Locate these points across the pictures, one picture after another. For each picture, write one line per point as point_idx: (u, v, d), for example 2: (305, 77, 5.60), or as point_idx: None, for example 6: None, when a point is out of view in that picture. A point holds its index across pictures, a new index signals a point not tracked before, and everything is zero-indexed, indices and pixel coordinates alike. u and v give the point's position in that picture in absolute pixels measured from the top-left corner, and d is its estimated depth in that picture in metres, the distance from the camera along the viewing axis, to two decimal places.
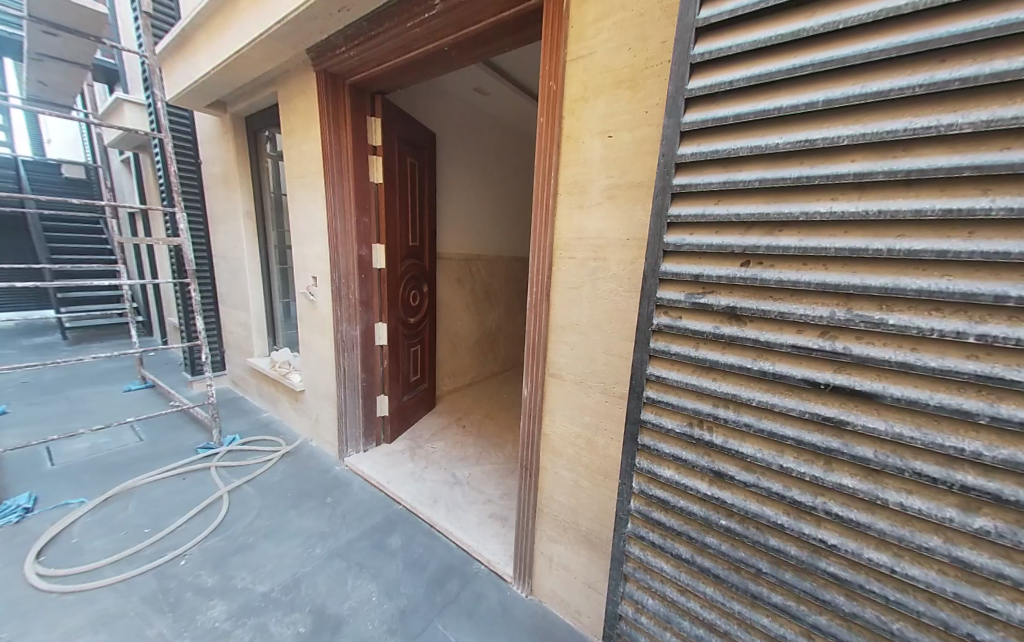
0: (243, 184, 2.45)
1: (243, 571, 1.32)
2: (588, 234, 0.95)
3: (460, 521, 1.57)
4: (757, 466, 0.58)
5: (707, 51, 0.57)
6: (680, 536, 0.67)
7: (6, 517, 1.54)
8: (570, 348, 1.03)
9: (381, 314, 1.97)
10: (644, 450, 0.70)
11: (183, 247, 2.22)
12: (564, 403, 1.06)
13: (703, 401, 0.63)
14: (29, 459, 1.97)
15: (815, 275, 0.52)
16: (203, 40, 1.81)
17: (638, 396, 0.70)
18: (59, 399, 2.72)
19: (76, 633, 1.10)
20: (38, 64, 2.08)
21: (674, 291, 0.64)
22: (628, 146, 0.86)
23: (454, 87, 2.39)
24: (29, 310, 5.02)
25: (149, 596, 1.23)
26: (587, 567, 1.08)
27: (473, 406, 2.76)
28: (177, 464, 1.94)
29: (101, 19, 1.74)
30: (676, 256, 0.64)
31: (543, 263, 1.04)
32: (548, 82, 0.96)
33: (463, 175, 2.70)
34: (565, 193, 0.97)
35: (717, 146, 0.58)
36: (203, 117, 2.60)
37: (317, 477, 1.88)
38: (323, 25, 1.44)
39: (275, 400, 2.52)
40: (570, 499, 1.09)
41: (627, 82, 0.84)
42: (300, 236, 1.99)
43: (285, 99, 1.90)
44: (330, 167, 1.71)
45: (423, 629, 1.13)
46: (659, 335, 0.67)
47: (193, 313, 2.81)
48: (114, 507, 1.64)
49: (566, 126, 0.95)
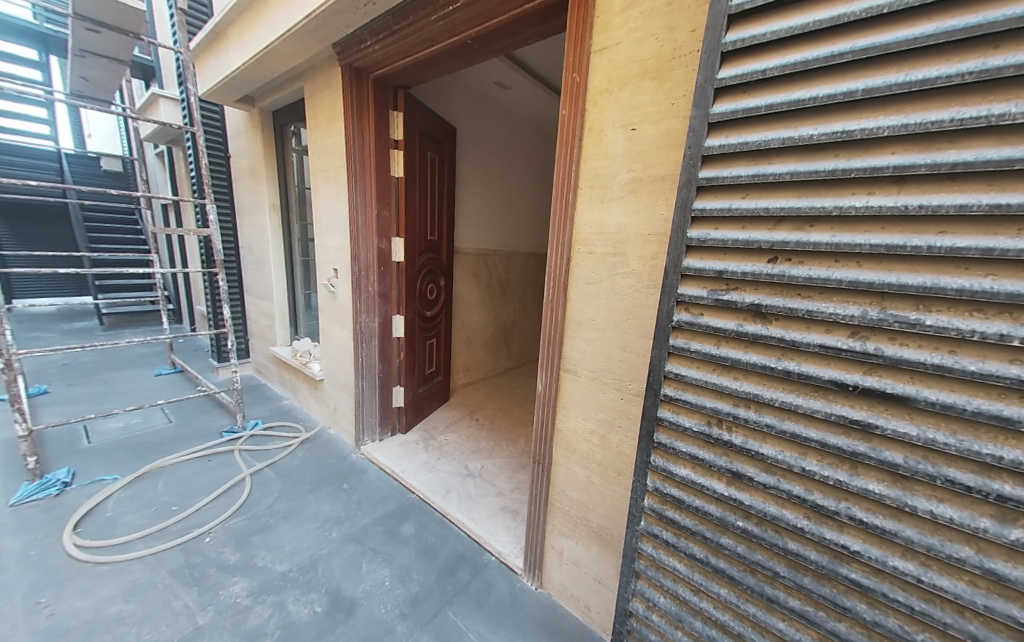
0: (269, 177, 2.52)
1: (264, 551, 1.38)
2: (608, 229, 0.94)
3: (472, 512, 1.59)
4: (777, 468, 0.57)
5: (739, 40, 0.56)
6: (694, 535, 0.66)
7: (47, 489, 1.64)
8: (586, 344, 1.02)
9: (398, 307, 2.00)
10: (659, 448, 0.70)
11: (212, 238, 2.30)
12: (578, 399, 1.06)
13: (722, 400, 0.62)
14: (68, 436, 2.10)
15: (847, 273, 0.50)
16: (235, 36, 1.86)
17: (655, 393, 0.69)
18: (96, 381, 2.88)
19: (109, 601, 1.17)
20: (82, 60, 2.18)
21: (697, 287, 0.63)
22: (652, 138, 0.84)
23: (476, 81, 2.39)
24: (70, 296, 5.32)
25: (176, 570, 1.29)
26: (597, 563, 1.08)
27: (486, 400, 2.78)
28: (203, 447, 2.03)
29: (140, 16, 1.81)
30: (699, 251, 0.62)
31: (560, 257, 1.03)
32: (571, 74, 0.95)
33: (482, 171, 2.71)
34: (586, 186, 0.96)
35: (747, 138, 0.56)
36: (232, 112, 2.68)
37: (334, 464, 1.93)
38: (348, 20, 1.46)
39: (295, 388, 2.60)
40: (582, 495, 1.08)
41: (653, 73, 0.82)
42: (322, 228, 2.04)
43: (310, 94, 1.94)
44: (352, 161, 1.75)
45: (435, 615, 1.15)
46: (679, 332, 0.65)
47: (220, 302, 2.93)
48: (145, 485, 1.73)
49: (588, 118, 0.94)
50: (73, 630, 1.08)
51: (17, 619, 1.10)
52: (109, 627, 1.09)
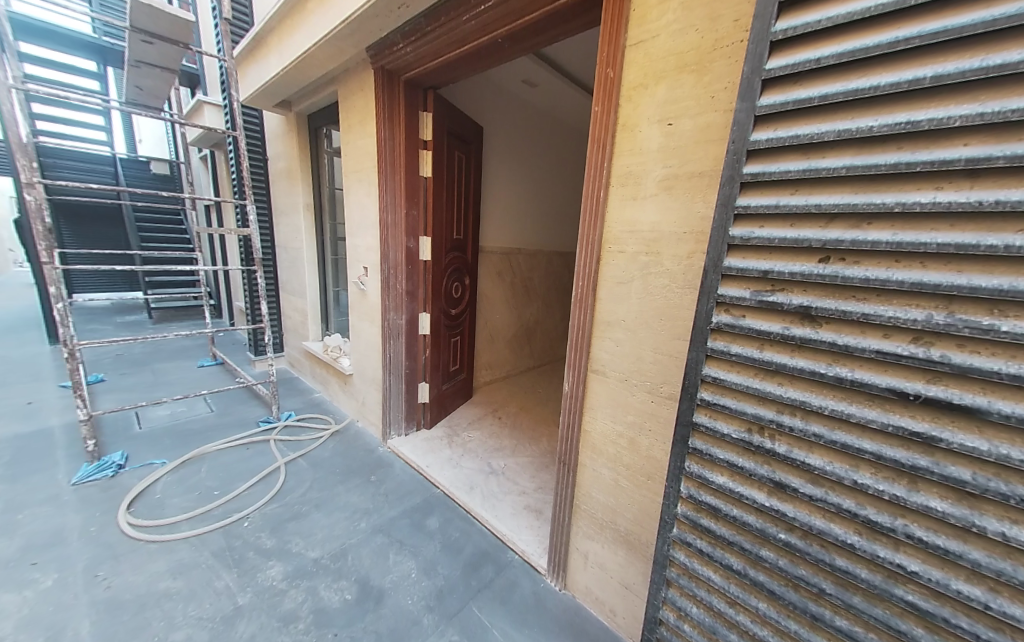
0: (304, 177, 2.62)
1: (298, 537, 1.44)
2: (641, 227, 0.92)
3: (496, 509, 1.60)
4: (825, 480, 0.54)
5: (791, 27, 0.53)
6: (731, 545, 0.64)
7: (104, 471, 1.78)
8: (615, 345, 1.00)
9: (425, 305, 2.04)
10: (694, 454, 0.67)
11: (251, 237, 2.41)
12: (606, 400, 1.04)
13: (765, 406, 0.59)
14: (122, 422, 2.27)
15: (910, 274, 0.46)
16: (275, 42, 1.94)
17: (691, 397, 0.67)
18: (146, 371, 3.09)
19: (159, 577, 1.26)
20: (137, 70, 2.33)
21: (739, 288, 0.60)
22: (689, 134, 0.82)
23: (504, 80, 2.39)
24: (123, 292, 5.74)
25: (218, 551, 1.37)
26: (624, 568, 1.06)
27: (508, 398, 2.78)
28: (241, 435, 2.14)
29: (188, 27, 1.91)
30: (741, 250, 0.60)
31: (590, 256, 1.02)
32: (604, 69, 0.93)
33: (508, 169, 2.71)
34: (618, 184, 0.94)
35: (798, 131, 0.53)
36: (271, 116, 2.80)
37: (362, 456, 1.99)
38: (383, 23, 1.49)
39: (326, 381, 2.70)
40: (609, 498, 1.07)
41: (692, 66, 0.80)
42: (353, 228, 2.10)
43: (344, 97, 2.00)
44: (383, 162, 1.79)
45: (459, 609, 1.17)
46: (718, 334, 0.63)
47: (258, 298, 3.08)
48: (189, 470, 1.85)
49: (622, 114, 0.92)
50: (128, 603, 1.16)
51: (79, 589, 1.20)
52: (159, 602, 1.17)
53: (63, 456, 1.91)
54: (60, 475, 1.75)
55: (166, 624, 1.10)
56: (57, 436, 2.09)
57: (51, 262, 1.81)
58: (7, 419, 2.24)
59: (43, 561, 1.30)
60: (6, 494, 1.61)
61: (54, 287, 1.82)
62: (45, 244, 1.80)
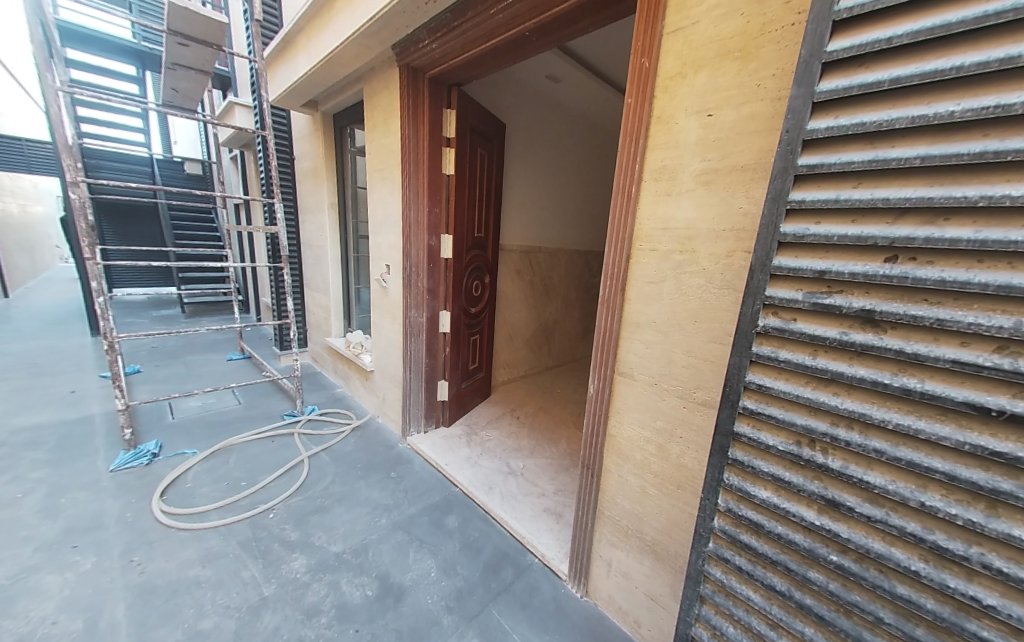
0: (329, 176, 2.66)
1: (321, 530, 1.47)
2: (675, 224, 0.88)
3: (515, 510, 1.58)
4: (886, 499, 0.49)
5: (858, 4, 0.48)
6: (774, 565, 0.60)
7: (140, 458, 1.86)
8: (644, 347, 0.97)
9: (445, 303, 2.04)
10: (734, 466, 0.64)
11: (278, 234, 2.47)
12: (633, 404, 1.01)
13: (817, 417, 0.54)
14: (156, 411, 2.37)
15: (996, 276, 0.41)
16: (304, 43, 1.98)
17: (732, 405, 0.63)
18: (179, 364, 3.23)
19: (189, 565, 1.30)
20: (173, 73, 2.42)
21: (791, 289, 0.56)
22: (731, 125, 0.77)
23: (527, 76, 2.36)
24: (158, 287, 6.02)
25: (245, 541, 1.41)
26: (650, 579, 1.02)
27: (527, 398, 2.76)
28: (267, 428, 2.21)
29: (221, 28, 1.96)
30: (794, 248, 0.55)
31: (619, 254, 0.98)
32: (639, 59, 0.89)
33: (529, 166, 2.68)
34: (652, 179, 0.90)
35: (864, 118, 0.48)
36: (298, 116, 2.86)
37: (382, 452, 2.01)
38: (409, 19, 1.49)
39: (347, 377, 2.75)
40: (635, 505, 1.03)
41: (736, 53, 0.75)
42: (376, 225, 2.12)
43: (369, 95, 2.01)
44: (406, 159, 1.79)
45: (479, 612, 1.16)
46: (764, 339, 0.59)
47: (284, 294, 3.16)
48: (218, 460, 1.91)
49: (657, 105, 0.87)
50: (160, 588, 1.21)
51: (116, 573, 1.25)
52: (188, 589, 1.21)
53: (102, 443, 2.01)
54: (100, 462, 1.84)
55: (195, 611, 1.14)
56: (98, 424, 2.21)
57: (93, 258, 1.90)
58: (53, 407, 2.37)
59: (84, 544, 1.36)
60: (51, 478, 1.70)
61: (96, 282, 1.91)
62: (88, 241, 1.90)
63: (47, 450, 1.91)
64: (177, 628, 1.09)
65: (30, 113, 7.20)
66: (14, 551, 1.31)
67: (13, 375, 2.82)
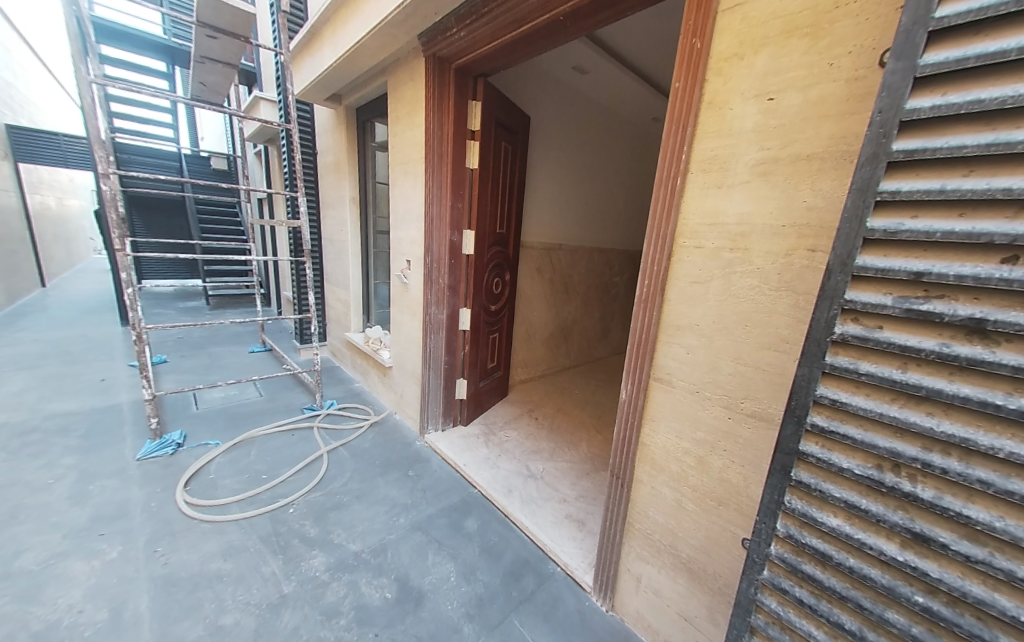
0: (350, 170, 2.66)
1: (340, 527, 1.46)
2: (725, 220, 0.81)
3: (536, 516, 1.54)
4: (990, 538, 0.42)
5: None
6: (844, 601, 0.53)
7: (165, 448, 1.90)
8: (684, 351, 0.90)
9: (466, 299, 2.00)
10: (797, 488, 0.58)
11: (301, 228, 2.49)
12: (670, 413, 0.94)
13: (905, 440, 0.48)
14: (181, 402, 2.42)
15: None
16: (330, 34, 1.96)
17: (798, 422, 0.57)
18: (203, 355, 3.30)
19: (211, 557, 1.31)
20: (203, 67, 2.45)
21: (878, 292, 0.49)
22: (796, 110, 0.70)
23: (553, 67, 2.29)
24: (184, 279, 6.21)
25: (265, 536, 1.41)
26: (684, 598, 0.97)
27: (545, 398, 2.71)
28: (287, 421, 2.23)
29: (249, 20, 1.96)
30: (883, 247, 0.49)
31: (659, 252, 0.92)
32: (689, 40, 0.83)
33: (553, 161, 2.61)
34: (700, 171, 0.84)
35: (982, 93, 0.41)
36: (322, 111, 2.87)
37: (400, 449, 2.00)
38: (438, 6, 1.44)
39: (366, 372, 2.76)
40: (669, 520, 0.97)
41: (805, 30, 0.68)
42: (398, 220, 2.11)
43: (394, 87, 1.99)
44: (430, 152, 1.76)
45: (501, 621, 1.12)
46: (841, 348, 0.52)
47: (305, 288, 3.20)
48: (240, 452, 1.93)
49: (709, 90, 0.81)
50: (182, 581, 1.21)
51: (140, 563, 1.27)
52: (210, 583, 1.21)
53: (130, 432, 2.06)
54: (127, 450, 1.89)
55: (217, 606, 1.14)
56: (126, 412, 2.27)
57: (124, 249, 1.93)
58: (85, 394, 2.46)
59: (110, 533, 1.39)
60: (80, 465, 1.75)
61: (126, 273, 1.95)
62: (118, 233, 1.93)
63: (78, 437, 1.97)
64: (198, 623, 1.08)
65: (67, 110, 7.49)
66: (45, 537, 1.35)
67: (48, 363, 2.93)
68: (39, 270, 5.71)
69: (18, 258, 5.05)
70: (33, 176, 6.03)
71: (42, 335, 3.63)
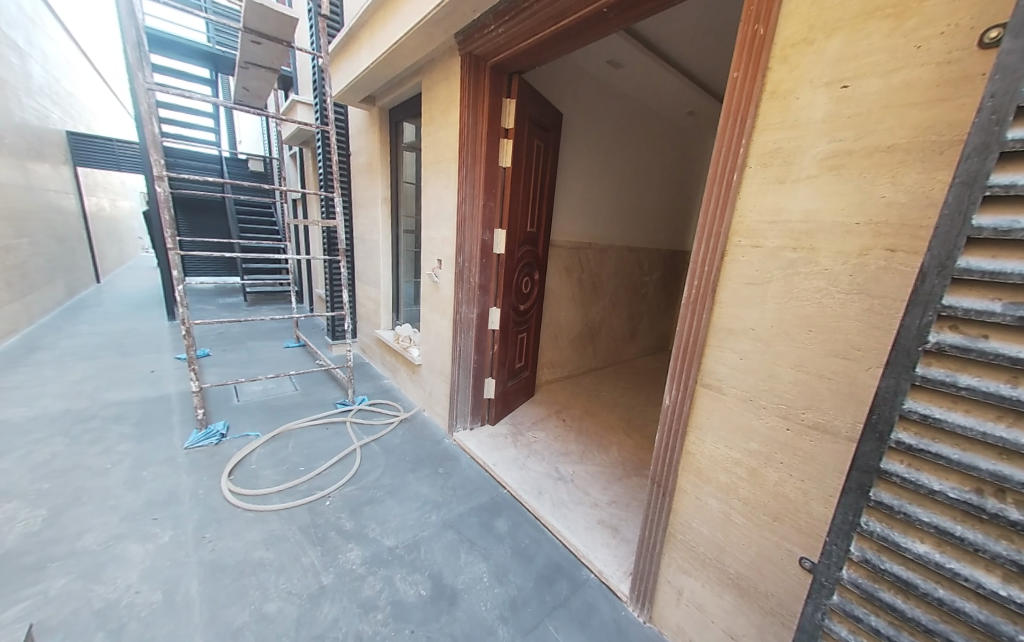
0: (383, 170, 2.70)
1: (374, 522, 1.49)
2: (788, 217, 0.76)
3: (567, 520, 1.52)
4: None
5: None
6: (930, 635, 0.49)
7: (210, 438, 1.99)
8: (737, 357, 0.86)
9: (496, 299, 1.99)
10: (875, 509, 0.53)
11: (336, 227, 2.56)
12: (720, 421, 0.90)
13: (1013, 463, 0.43)
14: (223, 393, 2.54)
15: None
16: (367, 36, 2.00)
17: (879, 438, 0.52)
18: (242, 349, 3.46)
19: (255, 545, 1.36)
20: (246, 72, 2.56)
21: (985, 298, 0.44)
22: (875, 98, 0.65)
23: (587, 62, 2.25)
24: (223, 276, 6.53)
25: (304, 527, 1.45)
26: (732, 615, 0.92)
27: (572, 399, 2.68)
28: (322, 415, 2.30)
29: (291, 25, 2.02)
30: (996, 247, 0.43)
31: (710, 252, 0.88)
32: (752, 26, 0.78)
33: (585, 159, 2.57)
34: (760, 165, 0.79)
35: None
36: (356, 112, 2.93)
37: (430, 446, 2.02)
38: (477, 4, 1.44)
39: (395, 369, 2.81)
40: (716, 533, 0.93)
41: (889, 10, 0.62)
42: (429, 220, 2.12)
43: (429, 87, 2.00)
44: (463, 151, 1.76)
45: (535, 626, 1.11)
46: (935, 359, 0.47)
47: (337, 286, 3.29)
48: (279, 444, 2.00)
49: (772, 79, 0.76)
50: (229, 567, 1.27)
51: (190, 548, 1.33)
52: (254, 570, 1.26)
53: (178, 421, 2.17)
54: (176, 439, 2.00)
55: (260, 593, 1.18)
56: (174, 402, 2.40)
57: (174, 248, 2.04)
58: (137, 384, 2.62)
59: (162, 517, 1.47)
60: (135, 452, 1.86)
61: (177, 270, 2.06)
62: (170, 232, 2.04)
63: (133, 425, 2.10)
64: (244, 609, 1.13)
65: (119, 117, 8.00)
66: (104, 519, 1.44)
67: (104, 354, 3.15)
68: (94, 267, 6.13)
69: (77, 256, 5.44)
70: (89, 179, 6.48)
71: (99, 328, 3.89)
